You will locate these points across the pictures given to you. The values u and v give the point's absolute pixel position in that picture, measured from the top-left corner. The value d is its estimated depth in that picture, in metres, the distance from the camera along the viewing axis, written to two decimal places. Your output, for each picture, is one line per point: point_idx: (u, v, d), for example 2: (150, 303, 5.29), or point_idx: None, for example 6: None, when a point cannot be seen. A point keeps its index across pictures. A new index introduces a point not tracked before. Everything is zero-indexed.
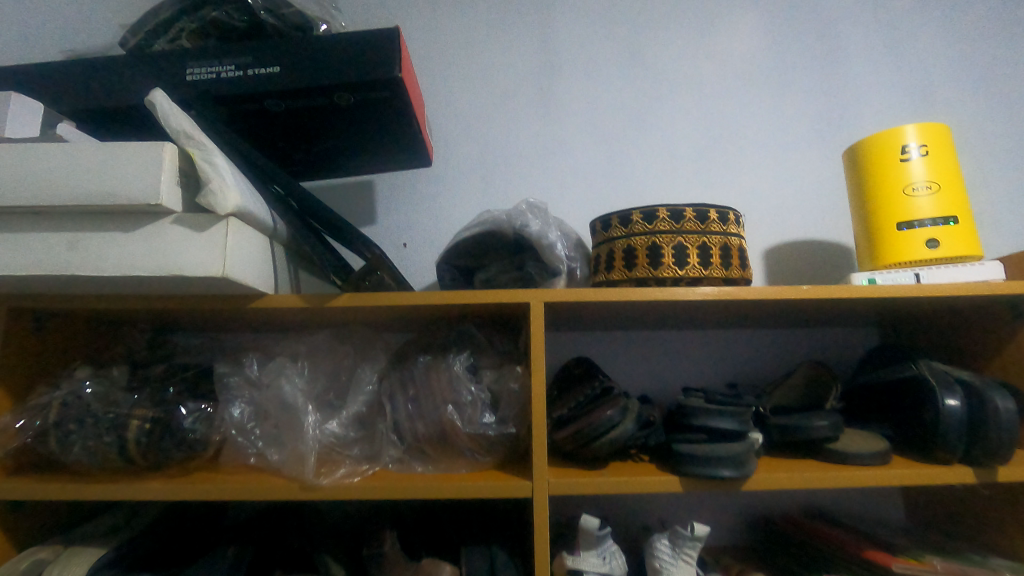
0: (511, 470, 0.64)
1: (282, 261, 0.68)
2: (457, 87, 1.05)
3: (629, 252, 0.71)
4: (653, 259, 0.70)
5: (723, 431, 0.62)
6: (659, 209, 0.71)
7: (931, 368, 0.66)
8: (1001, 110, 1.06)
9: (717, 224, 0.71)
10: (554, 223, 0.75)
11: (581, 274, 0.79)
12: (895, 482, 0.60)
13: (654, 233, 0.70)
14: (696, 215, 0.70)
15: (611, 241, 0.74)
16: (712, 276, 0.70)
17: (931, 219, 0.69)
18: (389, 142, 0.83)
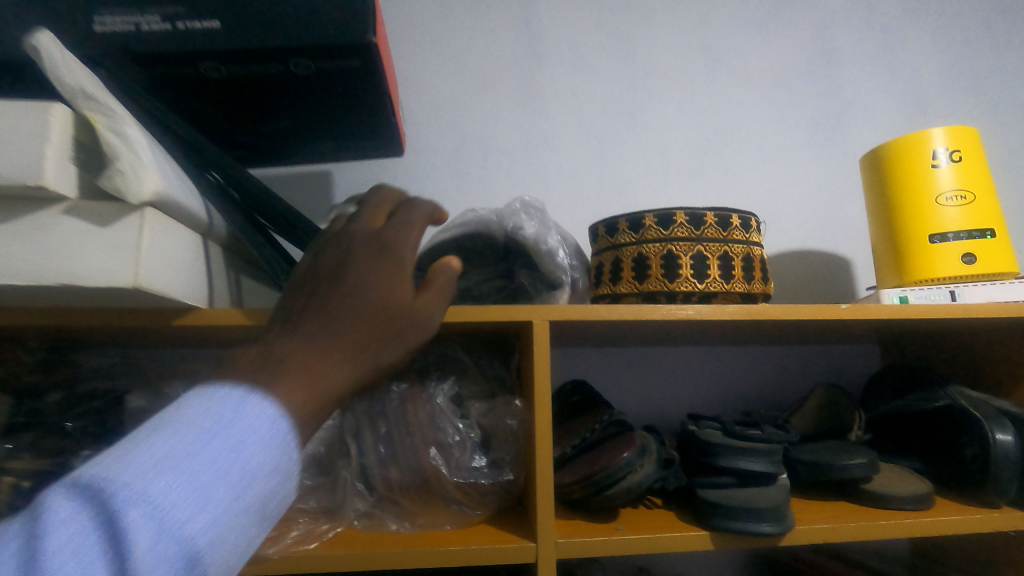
0: (508, 525, 0.53)
1: (219, 265, 0.54)
2: (429, 70, 0.93)
3: (641, 262, 0.61)
4: (668, 270, 0.60)
5: (754, 474, 0.53)
6: (677, 212, 0.61)
7: (968, 397, 0.60)
8: (989, 123, 1.03)
9: (740, 232, 0.62)
10: (554, 225, 0.65)
11: (588, 288, 0.67)
12: (945, 531, 0.53)
13: (670, 241, 0.61)
14: (717, 220, 0.61)
15: (617, 248, 0.64)
16: (734, 291, 0.61)
17: (964, 231, 0.63)
18: (356, 124, 0.70)
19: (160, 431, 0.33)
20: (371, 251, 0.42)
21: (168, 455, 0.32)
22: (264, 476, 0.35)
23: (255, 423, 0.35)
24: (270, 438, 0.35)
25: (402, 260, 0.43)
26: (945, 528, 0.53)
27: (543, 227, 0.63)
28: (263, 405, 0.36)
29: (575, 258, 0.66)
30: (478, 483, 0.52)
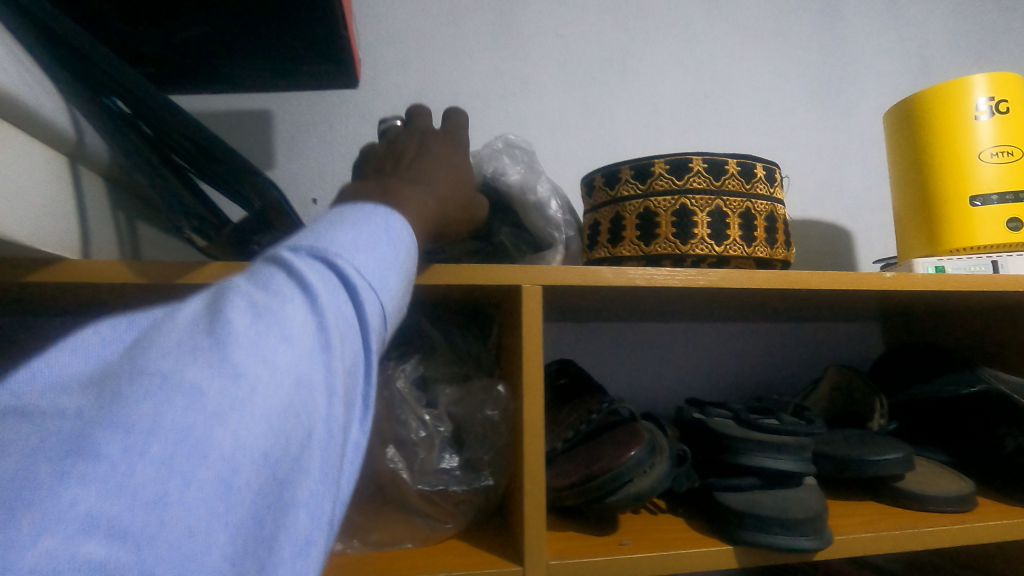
0: (486, 540, 0.42)
1: (99, 204, 0.40)
2: None
3: (648, 219, 0.51)
4: (681, 229, 0.50)
5: (782, 475, 0.44)
6: (693, 158, 0.50)
7: (1007, 380, 0.53)
8: None
9: (763, 185, 0.52)
10: (543, 171, 0.53)
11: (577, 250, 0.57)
12: (995, 537, 0.45)
13: (683, 193, 0.50)
14: (740, 168, 0.51)
15: (618, 203, 0.53)
16: (756, 255, 0.51)
17: (1008, 194, 0.55)
18: (299, 42, 0.56)
19: (337, 213, 0.28)
20: (445, 139, 0.44)
21: (360, 232, 0.26)
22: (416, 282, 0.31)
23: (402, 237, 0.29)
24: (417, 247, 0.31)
25: (466, 151, 0.46)
26: (995, 535, 0.46)
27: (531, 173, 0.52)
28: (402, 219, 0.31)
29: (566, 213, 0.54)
30: (448, 491, 0.41)
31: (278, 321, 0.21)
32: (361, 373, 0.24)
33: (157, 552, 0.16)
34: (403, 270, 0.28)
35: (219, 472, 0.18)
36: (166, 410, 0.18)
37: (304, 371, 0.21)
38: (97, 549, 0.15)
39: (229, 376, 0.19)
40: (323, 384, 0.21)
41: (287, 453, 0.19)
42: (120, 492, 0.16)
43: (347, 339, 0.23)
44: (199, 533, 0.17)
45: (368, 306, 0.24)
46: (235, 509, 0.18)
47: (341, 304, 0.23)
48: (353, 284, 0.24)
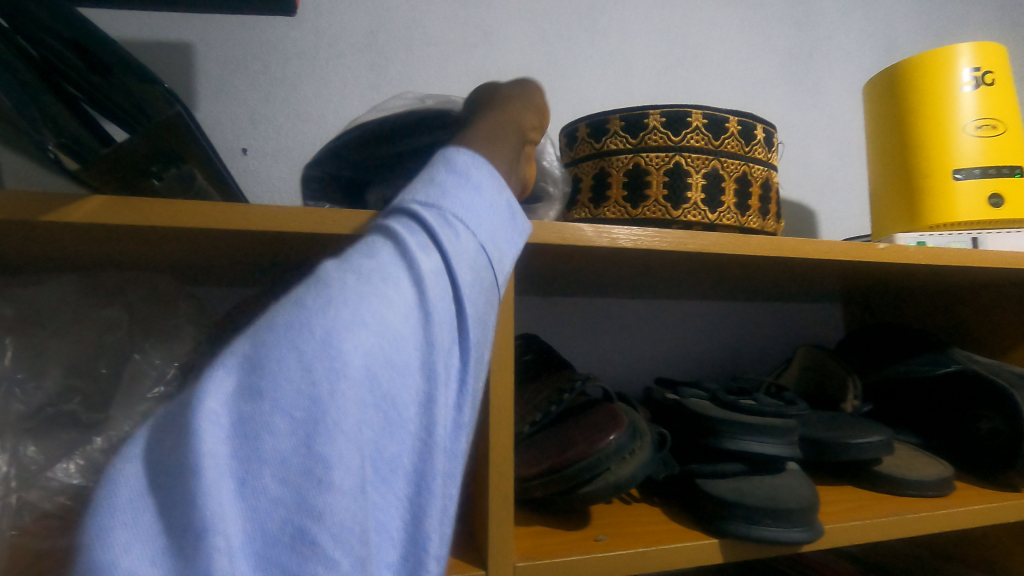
0: (441, 538, 0.36)
1: None
2: None
3: (638, 177, 0.45)
4: (674, 192, 0.45)
5: (767, 459, 0.40)
6: (692, 111, 0.45)
7: (983, 362, 0.52)
8: None
9: (762, 149, 0.48)
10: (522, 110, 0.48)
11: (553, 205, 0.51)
12: (973, 522, 0.43)
13: (679, 152, 0.45)
14: (740, 127, 0.46)
15: (603, 157, 0.47)
16: (748, 225, 0.47)
17: (989, 169, 0.54)
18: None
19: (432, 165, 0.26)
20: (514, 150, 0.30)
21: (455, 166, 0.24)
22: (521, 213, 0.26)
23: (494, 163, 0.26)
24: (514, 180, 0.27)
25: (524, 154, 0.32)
26: (975, 520, 0.44)
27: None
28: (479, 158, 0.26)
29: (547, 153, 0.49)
30: None
31: (400, 234, 0.21)
32: (480, 276, 0.23)
33: (300, 412, 0.17)
34: (497, 194, 0.25)
35: (350, 348, 0.18)
36: (300, 306, 0.19)
37: (417, 269, 0.21)
38: (243, 413, 0.17)
39: (355, 278, 0.20)
40: (435, 284, 0.21)
41: (414, 342, 0.20)
42: (260, 368, 0.18)
43: (462, 242, 0.22)
44: (329, 403, 0.18)
45: (456, 227, 0.22)
46: (365, 381, 0.18)
47: (452, 216, 0.23)
48: (463, 203, 0.23)
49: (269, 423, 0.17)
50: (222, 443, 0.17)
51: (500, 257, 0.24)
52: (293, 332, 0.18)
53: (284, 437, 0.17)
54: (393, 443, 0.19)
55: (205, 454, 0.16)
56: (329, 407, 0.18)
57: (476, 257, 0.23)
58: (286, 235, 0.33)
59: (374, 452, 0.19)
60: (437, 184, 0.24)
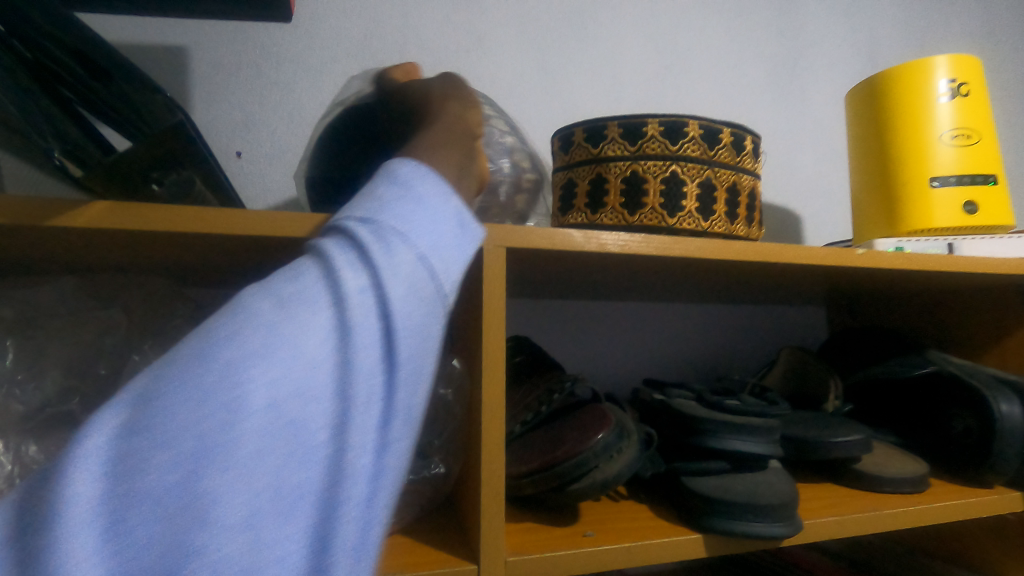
0: (435, 533, 0.37)
1: None
2: None
3: (635, 184, 0.46)
4: (670, 200, 0.46)
5: (750, 458, 0.42)
6: (689, 121, 0.46)
7: (960, 364, 0.53)
8: None
9: (750, 159, 0.50)
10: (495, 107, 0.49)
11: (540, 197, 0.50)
12: (946, 517, 0.45)
13: (676, 160, 0.46)
14: (732, 139, 0.48)
15: (601, 163, 0.47)
16: (736, 233, 0.48)
17: (964, 176, 0.56)
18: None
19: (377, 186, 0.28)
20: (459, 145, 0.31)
21: (389, 192, 0.26)
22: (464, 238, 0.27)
23: (439, 187, 0.27)
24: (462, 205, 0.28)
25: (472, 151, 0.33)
26: (948, 515, 0.45)
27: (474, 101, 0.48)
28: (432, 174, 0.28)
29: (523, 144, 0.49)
30: None
31: (322, 264, 0.23)
32: (414, 290, 0.24)
33: (185, 447, 0.18)
34: (429, 217, 0.26)
35: (241, 382, 0.19)
36: (202, 344, 0.20)
37: (338, 291, 0.22)
38: (122, 450, 0.18)
39: (273, 304, 0.21)
40: (356, 304, 0.22)
41: (316, 374, 0.21)
42: (149, 405, 0.19)
43: (393, 260, 0.23)
44: (212, 438, 0.19)
45: (379, 252, 0.23)
46: (254, 415, 0.19)
47: (387, 234, 0.24)
48: (400, 215, 0.25)
49: (147, 459, 0.18)
50: (97, 479, 0.17)
51: (440, 271, 0.25)
52: (192, 367, 0.19)
53: (161, 475, 0.18)
54: (288, 475, 0.20)
55: (80, 488, 0.17)
56: (215, 441, 0.19)
57: (410, 271, 0.24)
58: (281, 239, 0.34)
59: (270, 479, 0.19)
60: (375, 201, 0.25)
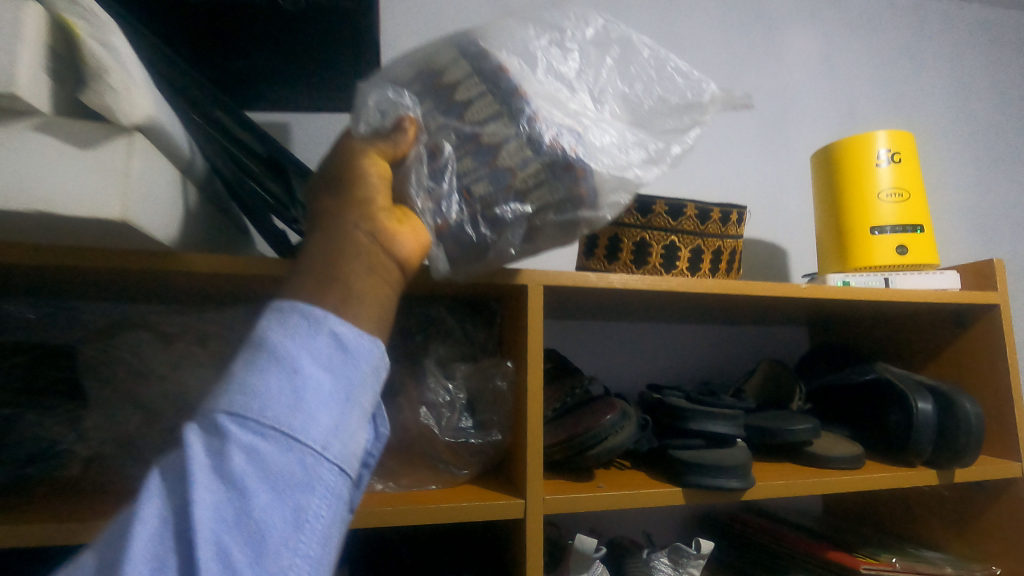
0: (493, 484, 0.54)
1: (194, 210, 0.48)
2: (392, 12, 0.82)
3: (643, 247, 0.61)
4: (667, 260, 0.61)
5: (720, 436, 0.57)
6: (687, 205, 0.61)
7: (894, 373, 0.67)
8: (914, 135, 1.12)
9: (734, 227, 0.64)
10: (494, 64, 0.38)
11: (588, 170, 0.39)
12: (874, 485, 0.60)
13: (675, 232, 0.61)
14: (721, 215, 0.63)
15: (619, 226, 0.61)
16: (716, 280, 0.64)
17: (898, 226, 0.71)
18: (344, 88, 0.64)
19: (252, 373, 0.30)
20: (326, 248, 0.32)
21: (230, 390, 0.27)
22: (319, 414, 0.28)
23: (286, 368, 0.28)
24: (321, 376, 0.29)
25: (349, 224, 0.33)
26: (878, 484, 0.60)
27: (459, 80, 0.38)
28: (288, 344, 0.29)
29: (548, 108, 0.39)
30: (467, 442, 0.53)
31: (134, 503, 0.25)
32: (241, 488, 0.25)
33: None
34: (261, 411, 0.27)
35: None
36: None
37: (156, 509, 0.25)
38: None
39: (96, 549, 0.24)
40: (160, 527, 0.24)
41: None
42: None
43: (222, 461, 0.25)
44: None
45: (186, 472, 0.25)
46: None
47: (219, 437, 0.26)
48: (226, 419, 0.26)
49: None
50: None
51: (289, 447, 0.27)
52: None
53: None
54: None
55: None
56: None
57: (242, 467, 0.26)
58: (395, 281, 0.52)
59: None
60: (212, 405, 0.27)
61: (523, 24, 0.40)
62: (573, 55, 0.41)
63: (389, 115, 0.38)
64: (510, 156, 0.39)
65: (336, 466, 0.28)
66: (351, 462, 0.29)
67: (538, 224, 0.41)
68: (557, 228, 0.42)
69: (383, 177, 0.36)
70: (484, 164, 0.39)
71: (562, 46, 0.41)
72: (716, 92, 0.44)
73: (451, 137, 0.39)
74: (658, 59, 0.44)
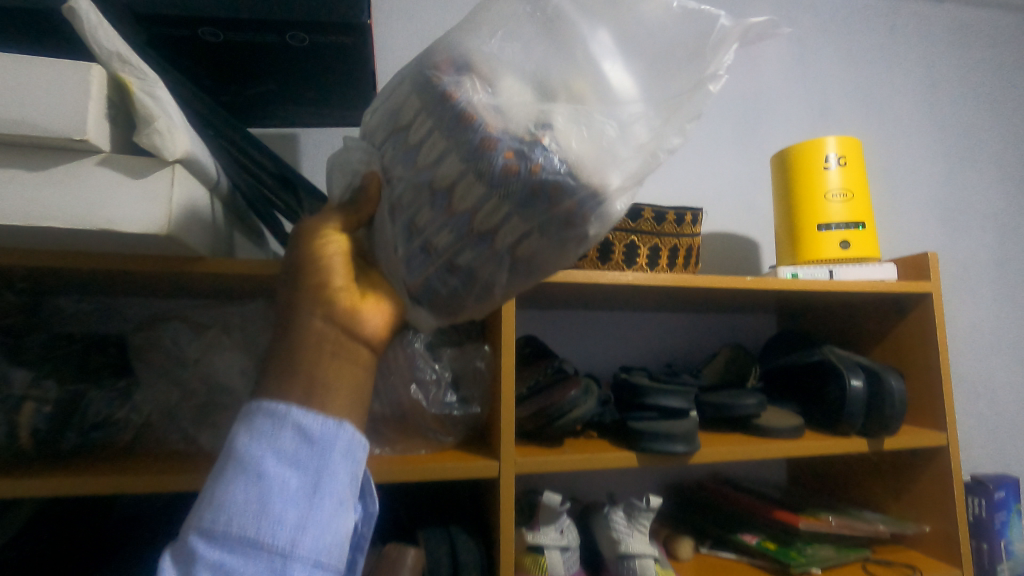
0: (474, 450, 0.63)
1: (221, 221, 0.57)
2: (388, 33, 0.90)
3: (606, 246, 0.70)
4: (629, 257, 0.70)
5: (672, 409, 0.66)
6: (645, 209, 0.70)
7: (837, 354, 0.75)
8: (885, 133, 1.18)
9: (690, 226, 0.72)
10: (440, 92, 0.36)
11: (555, 184, 0.33)
12: (810, 452, 0.68)
13: (635, 232, 0.70)
14: (676, 217, 0.71)
15: None
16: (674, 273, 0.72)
17: (844, 222, 0.79)
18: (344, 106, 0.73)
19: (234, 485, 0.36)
20: (286, 342, 0.38)
21: (207, 510, 0.33)
22: (282, 519, 0.33)
23: (250, 484, 0.34)
24: (284, 483, 0.34)
25: (303, 317, 0.39)
26: (814, 451, 0.68)
27: (412, 120, 0.38)
28: (253, 459, 0.35)
29: (507, 118, 0.34)
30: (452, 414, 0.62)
31: None
32: None
33: None
34: (230, 526, 0.33)
35: None
36: None
37: None
38: None
39: None
40: None
41: None
42: None
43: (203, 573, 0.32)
44: None
45: None
46: None
47: (196, 556, 0.32)
48: (202, 540, 0.32)
49: None
50: None
51: (257, 556, 0.32)
52: None
53: None
54: None
55: None
56: None
57: None
58: None
59: None
60: (194, 525, 0.33)
61: (484, 28, 0.38)
62: (543, 42, 0.37)
63: (356, 175, 0.43)
64: (467, 193, 0.35)
65: (304, 559, 0.33)
66: (317, 554, 0.34)
67: (527, 253, 0.37)
68: (553, 248, 0.36)
69: (336, 259, 0.41)
70: (443, 209, 0.37)
71: (533, 34, 0.37)
72: (730, 18, 0.36)
73: (409, 187, 0.38)
74: (658, 11, 0.37)
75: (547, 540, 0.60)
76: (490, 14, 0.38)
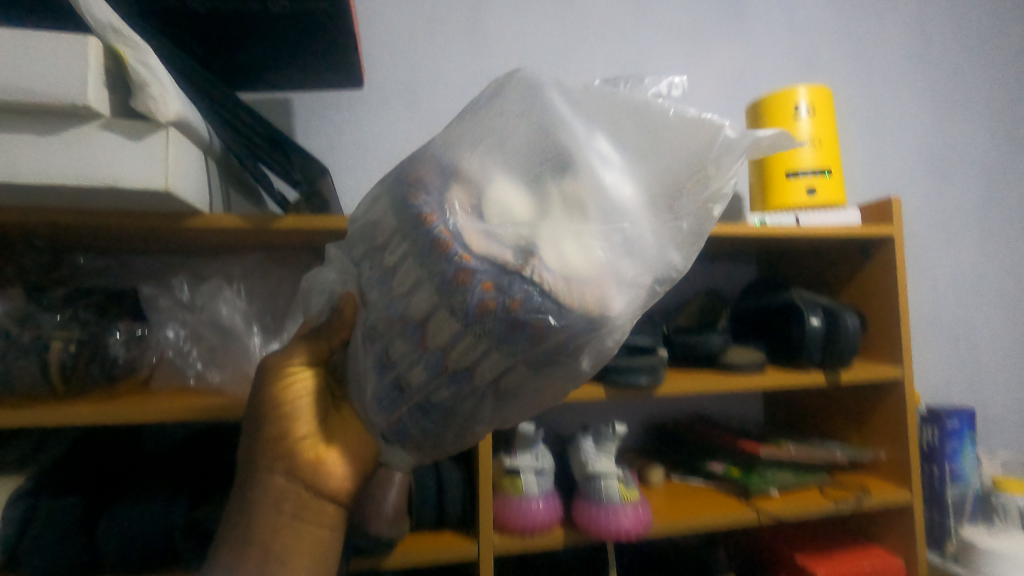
0: None
1: (216, 180, 0.63)
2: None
3: None
4: None
5: (638, 347, 0.71)
6: None
7: (802, 297, 0.79)
8: (885, 80, 1.15)
9: None
10: (417, 215, 0.39)
11: (538, 321, 0.35)
12: (769, 385, 0.74)
13: None
14: None
15: None
16: None
17: (812, 169, 0.82)
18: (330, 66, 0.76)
19: None
20: (249, 495, 0.44)
21: None
22: None
23: None
24: None
25: (264, 469, 0.45)
26: (772, 383, 0.74)
27: (388, 244, 0.41)
28: None
29: (491, 242, 0.37)
30: None
31: None
32: None
33: None
34: None
35: None
36: None
37: None
38: None
39: None
40: None
41: None
42: None
43: None
44: None
45: None
46: None
47: None
48: None
49: None
50: None
51: None
52: None
53: None
54: None
55: None
56: None
57: None
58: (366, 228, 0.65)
59: None
60: None
61: (473, 135, 0.41)
62: (545, 153, 0.39)
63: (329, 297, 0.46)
64: (441, 329, 0.38)
65: None
66: None
67: (510, 384, 0.39)
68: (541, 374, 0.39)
69: (300, 403, 0.46)
70: (416, 343, 0.40)
71: (525, 141, 0.40)
72: (734, 129, 0.40)
73: (383, 318, 0.41)
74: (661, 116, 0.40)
75: (522, 464, 0.66)
76: (485, 120, 0.41)
